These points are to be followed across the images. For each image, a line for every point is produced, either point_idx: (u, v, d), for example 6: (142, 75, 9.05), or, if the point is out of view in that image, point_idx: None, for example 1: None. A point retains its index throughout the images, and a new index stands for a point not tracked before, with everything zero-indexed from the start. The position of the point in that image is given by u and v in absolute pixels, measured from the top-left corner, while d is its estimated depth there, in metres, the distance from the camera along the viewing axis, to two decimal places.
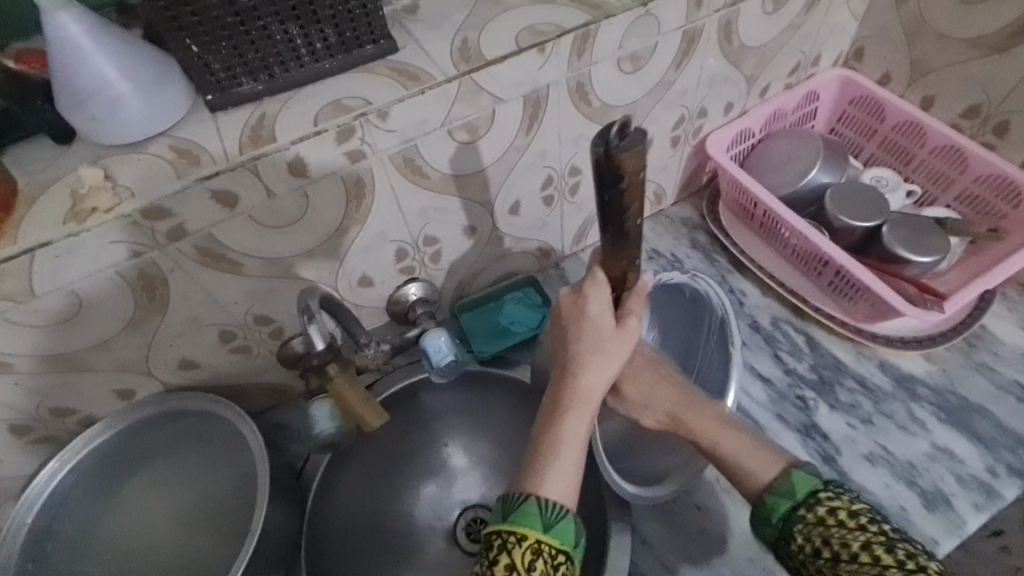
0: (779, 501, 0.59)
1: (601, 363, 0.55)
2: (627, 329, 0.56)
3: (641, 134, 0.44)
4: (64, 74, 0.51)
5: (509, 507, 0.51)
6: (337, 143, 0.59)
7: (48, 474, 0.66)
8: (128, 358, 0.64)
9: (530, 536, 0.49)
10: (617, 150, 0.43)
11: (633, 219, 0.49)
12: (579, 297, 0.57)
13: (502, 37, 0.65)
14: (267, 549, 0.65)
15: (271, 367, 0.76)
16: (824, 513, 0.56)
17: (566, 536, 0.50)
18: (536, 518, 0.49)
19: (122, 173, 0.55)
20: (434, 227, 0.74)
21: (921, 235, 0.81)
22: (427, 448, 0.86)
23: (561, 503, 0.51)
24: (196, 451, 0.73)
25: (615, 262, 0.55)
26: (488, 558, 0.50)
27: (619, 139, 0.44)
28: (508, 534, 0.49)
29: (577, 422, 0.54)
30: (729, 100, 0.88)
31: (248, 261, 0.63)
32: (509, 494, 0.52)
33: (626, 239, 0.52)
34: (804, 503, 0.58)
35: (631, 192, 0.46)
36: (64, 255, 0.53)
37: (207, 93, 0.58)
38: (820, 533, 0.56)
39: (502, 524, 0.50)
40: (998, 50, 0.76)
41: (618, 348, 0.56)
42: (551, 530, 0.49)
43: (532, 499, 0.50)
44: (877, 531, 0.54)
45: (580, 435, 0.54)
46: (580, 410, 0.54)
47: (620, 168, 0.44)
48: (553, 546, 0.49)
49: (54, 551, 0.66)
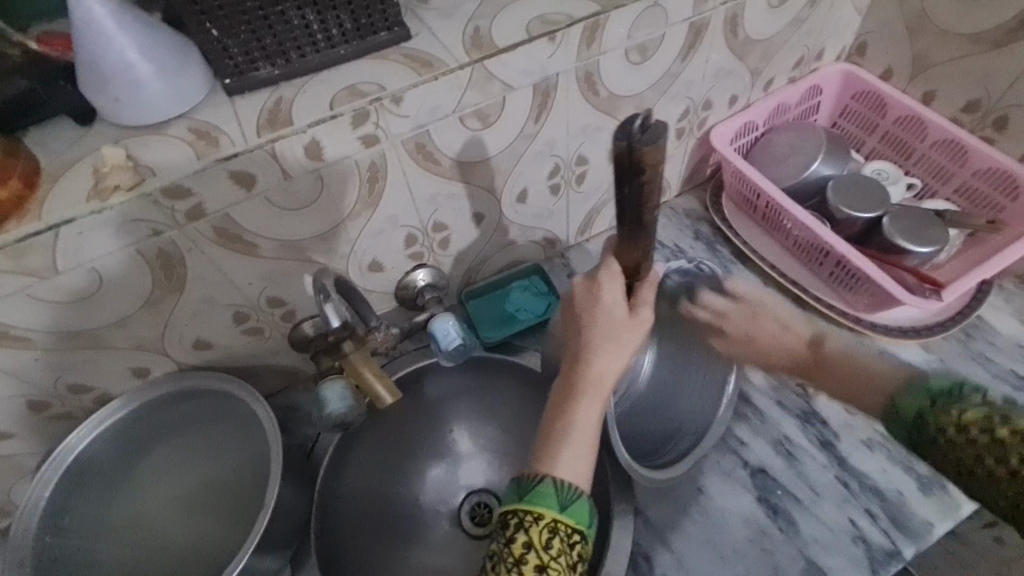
0: (908, 410, 0.61)
1: (614, 349, 0.57)
2: (640, 316, 0.59)
3: (661, 129, 0.46)
4: (89, 55, 0.52)
5: (525, 487, 0.52)
6: (352, 127, 0.60)
7: (68, 447, 0.67)
8: (145, 336, 0.66)
9: (546, 516, 0.50)
10: (640, 143, 0.45)
11: (651, 210, 0.52)
12: (593, 285, 0.60)
13: (514, 27, 0.66)
14: (278, 526, 0.66)
15: (283, 349, 0.78)
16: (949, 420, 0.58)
17: (581, 516, 0.51)
18: (552, 499, 0.50)
19: (143, 154, 0.56)
20: (444, 214, 0.76)
21: (921, 226, 0.82)
22: (434, 432, 0.88)
23: (576, 483, 0.52)
24: (207, 431, 0.74)
25: (629, 252, 0.57)
26: (505, 537, 0.50)
27: (641, 132, 0.45)
28: (525, 512, 0.50)
29: (591, 404, 0.55)
30: (734, 92, 0.89)
31: (264, 242, 0.64)
32: (524, 476, 0.53)
33: (639, 232, 0.54)
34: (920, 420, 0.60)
35: (651, 184, 0.48)
36: (86, 231, 0.54)
37: (225, 77, 0.59)
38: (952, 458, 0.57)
39: (520, 503, 0.51)
40: (998, 46, 0.77)
41: (631, 338, 0.58)
42: (567, 509, 0.50)
43: (547, 480, 0.51)
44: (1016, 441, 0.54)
45: (593, 417, 0.55)
46: (594, 393, 0.55)
47: (640, 161, 0.46)
48: (570, 525, 0.50)
49: (67, 525, 0.67)
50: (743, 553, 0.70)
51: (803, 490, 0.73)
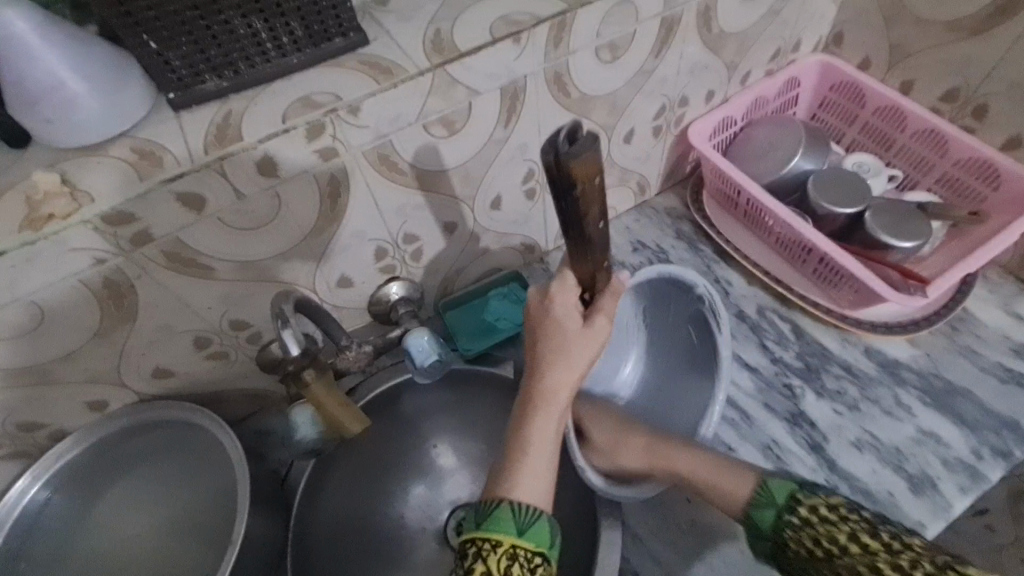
0: (765, 513, 0.63)
1: (568, 360, 0.54)
2: (594, 328, 0.55)
3: (591, 139, 0.43)
4: (14, 77, 0.49)
5: (482, 514, 0.50)
6: (307, 141, 0.57)
7: (20, 490, 0.64)
8: (99, 368, 0.62)
9: (503, 542, 0.48)
10: (567, 157, 0.43)
11: (594, 224, 0.50)
12: (545, 297, 0.57)
13: (476, 28, 0.63)
14: (253, 558, 0.64)
15: (251, 373, 0.74)
16: (807, 513, 0.60)
17: (541, 538, 0.49)
18: (509, 524, 0.48)
19: (80, 178, 0.52)
20: (414, 225, 0.73)
21: (902, 219, 0.81)
22: (416, 449, 0.85)
23: (535, 505, 0.50)
24: (172, 464, 0.71)
25: (583, 264, 0.54)
26: (464, 566, 0.49)
27: (568, 143, 0.43)
28: (483, 541, 0.48)
29: (546, 423, 0.53)
30: (710, 88, 0.87)
31: (220, 264, 0.61)
32: (482, 501, 0.51)
33: (590, 244, 0.51)
34: (786, 508, 0.62)
35: (586, 197, 0.46)
36: (20, 264, 0.50)
37: (169, 91, 0.56)
38: (808, 534, 0.60)
39: (477, 531, 0.49)
40: (976, 33, 0.76)
41: (585, 348, 0.55)
42: (525, 533, 0.48)
43: (503, 503, 0.49)
44: (858, 519, 0.59)
45: (549, 435, 0.53)
46: (547, 409, 0.53)
47: (572, 175, 0.44)
48: (529, 550, 0.48)
49: (25, 570, 0.64)
50: (732, 562, 0.68)
51: None
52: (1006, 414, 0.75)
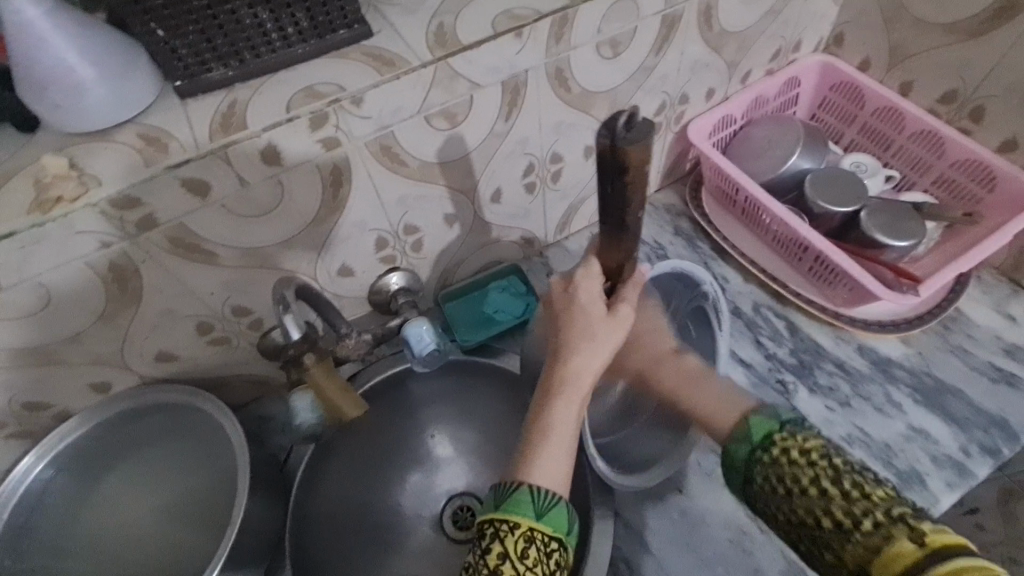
0: (739, 447, 0.56)
1: (591, 346, 0.55)
2: (619, 316, 0.57)
3: (647, 126, 0.44)
4: (24, 61, 0.49)
5: (500, 498, 0.50)
6: (311, 131, 0.58)
7: (23, 470, 0.65)
8: (103, 350, 0.63)
9: (522, 525, 0.48)
10: (623, 142, 0.44)
11: (634, 212, 0.51)
12: (569, 286, 0.59)
13: (479, 22, 0.64)
14: (251, 541, 0.65)
15: (252, 359, 0.75)
16: (778, 453, 0.53)
17: (559, 522, 0.49)
18: (528, 507, 0.49)
19: (88, 162, 0.53)
20: (414, 216, 0.74)
21: (897, 219, 0.82)
22: (413, 438, 0.86)
23: (553, 490, 0.50)
24: (174, 448, 0.72)
25: (611, 253, 0.56)
26: (481, 547, 0.49)
27: (626, 128, 0.44)
28: (500, 522, 0.49)
29: (568, 407, 0.53)
30: (710, 86, 0.87)
31: (224, 250, 0.62)
32: (499, 485, 0.52)
33: (624, 231, 0.53)
34: (761, 445, 0.54)
35: (633, 187, 0.47)
36: (28, 246, 0.51)
37: (176, 79, 0.57)
38: (774, 473, 0.52)
39: (494, 513, 0.50)
40: (974, 36, 0.76)
41: (607, 335, 0.56)
42: (543, 517, 0.49)
43: (525, 487, 0.50)
44: (827, 465, 0.50)
45: (569, 421, 0.53)
46: (570, 395, 0.54)
47: (623, 158, 0.44)
48: (546, 534, 0.49)
49: (29, 548, 0.65)
50: (721, 553, 0.70)
51: None
52: (995, 413, 0.76)
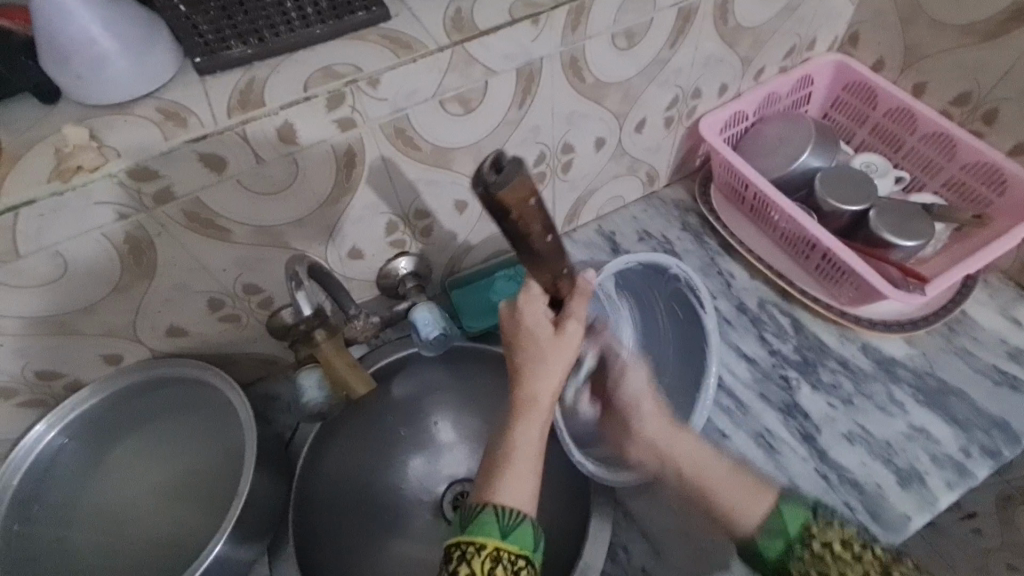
0: (774, 541, 0.56)
1: (544, 368, 0.56)
2: (567, 333, 0.57)
3: (516, 163, 0.44)
4: (49, 32, 0.50)
5: (467, 519, 0.51)
6: (327, 110, 0.58)
7: (37, 435, 0.66)
8: (115, 322, 0.64)
9: (488, 544, 0.49)
10: (495, 186, 0.44)
11: (541, 239, 0.51)
12: (514, 310, 0.58)
13: (496, 8, 0.64)
14: (255, 516, 0.66)
15: (261, 338, 0.76)
16: (819, 548, 0.54)
17: (524, 541, 0.50)
18: (492, 527, 0.50)
19: (108, 134, 0.54)
20: (425, 201, 0.74)
21: (907, 219, 0.82)
22: (417, 423, 0.87)
23: (518, 508, 0.51)
24: (182, 421, 0.73)
25: (540, 276, 0.56)
26: (449, 569, 0.50)
27: (495, 171, 0.44)
28: (467, 544, 0.50)
29: (529, 430, 0.54)
30: (723, 81, 0.88)
31: (238, 227, 0.63)
32: (465, 507, 0.53)
33: (542, 257, 0.53)
34: (798, 540, 0.55)
35: (524, 221, 0.47)
36: (47, 214, 0.52)
37: (196, 56, 0.57)
38: (818, 570, 0.53)
39: (461, 535, 0.50)
40: (990, 37, 0.76)
41: (559, 354, 0.56)
42: (509, 536, 0.50)
43: (487, 508, 0.51)
44: (871, 559, 0.53)
45: (532, 441, 0.54)
46: (531, 417, 0.55)
47: (501, 203, 0.44)
48: (512, 552, 0.50)
49: (38, 513, 0.66)
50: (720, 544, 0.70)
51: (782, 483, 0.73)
52: (998, 415, 0.76)
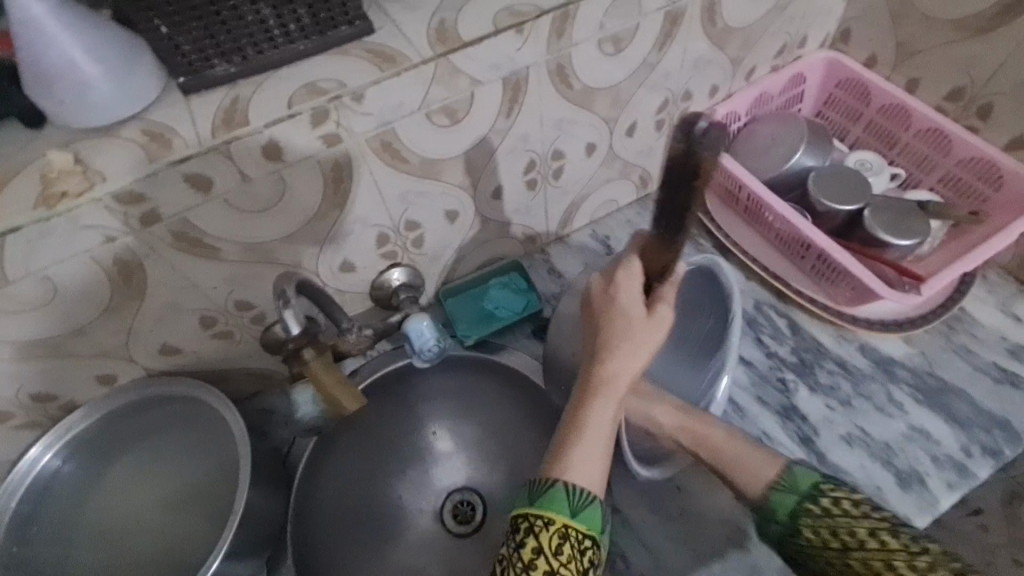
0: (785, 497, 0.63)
1: (630, 349, 0.55)
2: (659, 316, 0.56)
3: (721, 135, 0.45)
4: (30, 58, 0.50)
5: (536, 492, 0.52)
6: (312, 126, 0.58)
7: (33, 457, 0.67)
8: (109, 343, 0.65)
9: (556, 522, 0.50)
10: (701, 149, 0.45)
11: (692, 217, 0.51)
12: (610, 285, 0.58)
13: (480, 18, 0.64)
14: (251, 531, 0.66)
15: (256, 353, 0.76)
16: (828, 504, 0.60)
17: (593, 521, 0.51)
18: (564, 504, 0.50)
19: (93, 158, 0.54)
20: (416, 212, 0.74)
21: (902, 218, 0.81)
22: (415, 433, 0.87)
23: (589, 490, 0.51)
24: (177, 439, 0.73)
25: (658, 256, 0.56)
26: (515, 540, 0.51)
27: (703, 134, 0.45)
28: (536, 517, 0.50)
29: (605, 407, 0.54)
30: (714, 82, 0.87)
31: (226, 245, 0.63)
32: (535, 481, 0.53)
33: (680, 235, 0.53)
34: (808, 496, 0.62)
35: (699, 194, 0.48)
36: (35, 239, 0.52)
37: (179, 75, 0.57)
38: (825, 525, 0.59)
39: (530, 508, 0.51)
40: (983, 31, 0.75)
41: (647, 337, 0.56)
42: (578, 515, 0.50)
43: (560, 483, 0.51)
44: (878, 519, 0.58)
45: (606, 419, 0.54)
46: (607, 396, 0.54)
47: (701, 169, 0.46)
48: (580, 531, 0.50)
49: (36, 533, 0.67)
50: (717, 549, 0.70)
51: None
52: (998, 413, 0.75)
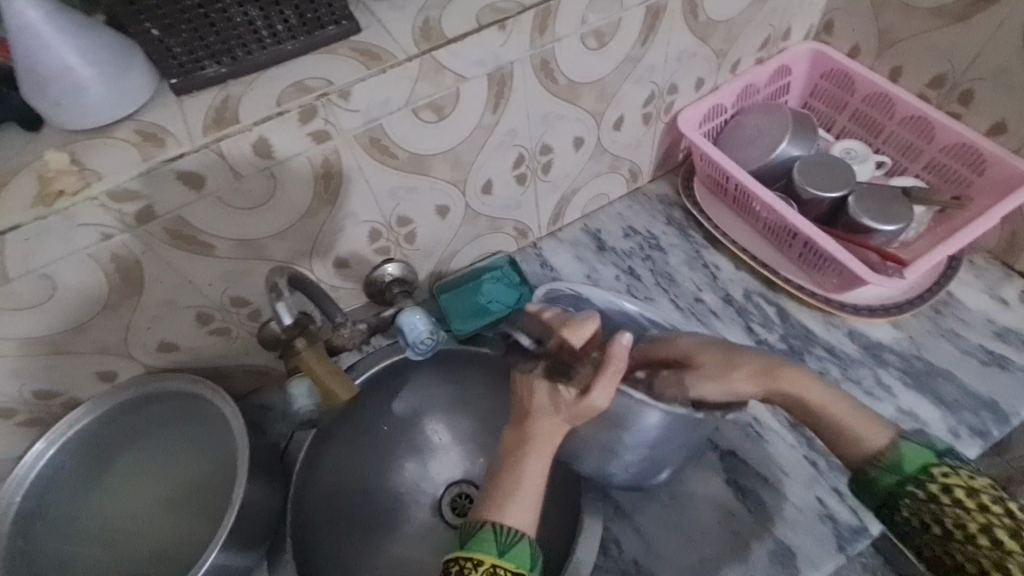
0: (886, 476, 0.58)
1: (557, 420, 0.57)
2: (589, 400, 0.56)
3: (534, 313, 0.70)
4: (26, 62, 0.52)
5: (467, 534, 0.55)
6: (301, 124, 0.60)
7: (36, 453, 0.68)
8: (108, 340, 0.66)
9: (485, 562, 0.53)
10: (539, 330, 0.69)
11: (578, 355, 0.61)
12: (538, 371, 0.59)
13: (463, 16, 0.65)
14: (246, 527, 0.66)
15: (253, 349, 0.78)
16: (940, 490, 0.56)
17: (522, 559, 0.53)
18: (491, 544, 0.53)
19: (89, 158, 0.56)
20: (407, 208, 0.76)
21: (887, 204, 0.82)
22: (412, 426, 0.88)
23: (518, 528, 0.54)
24: (176, 437, 0.74)
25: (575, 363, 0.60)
26: None
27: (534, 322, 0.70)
28: (466, 560, 0.53)
29: (535, 470, 0.56)
30: (699, 75, 0.88)
31: (220, 241, 0.64)
32: (468, 523, 0.56)
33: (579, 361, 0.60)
34: (914, 479, 0.57)
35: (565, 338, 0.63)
36: (34, 238, 0.54)
37: (172, 77, 0.59)
38: (931, 509, 0.56)
39: (461, 551, 0.54)
40: (960, 19, 0.77)
41: (576, 414, 0.56)
42: (506, 554, 0.53)
43: (488, 525, 0.54)
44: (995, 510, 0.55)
45: (538, 477, 0.56)
46: (538, 460, 0.56)
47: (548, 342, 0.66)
48: (509, 570, 0.53)
49: (40, 529, 0.68)
50: (710, 536, 0.71)
51: (771, 471, 0.74)
52: (985, 395, 0.76)
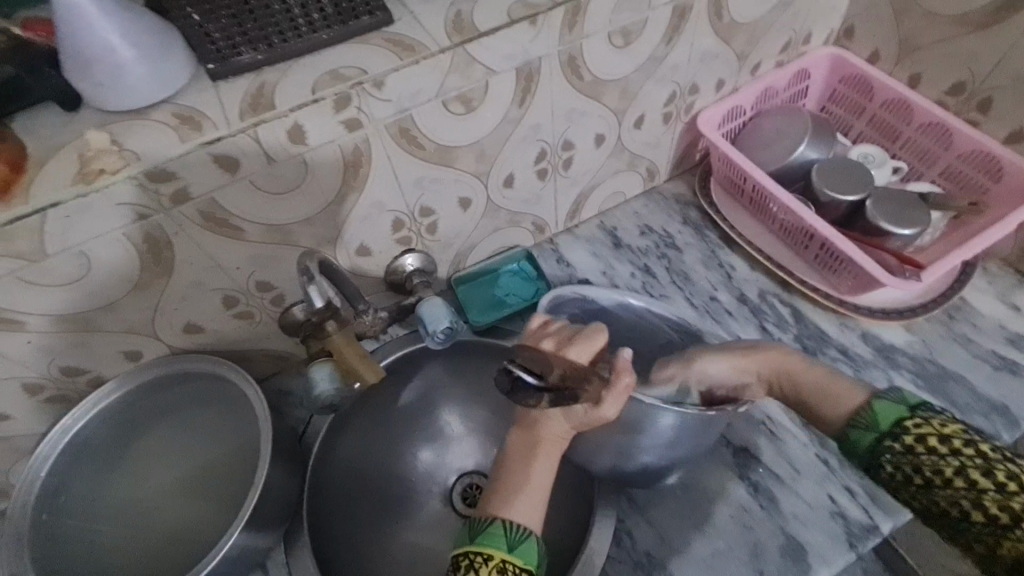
0: (863, 434, 0.55)
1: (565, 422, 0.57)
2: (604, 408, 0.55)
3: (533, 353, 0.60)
4: (71, 43, 0.53)
5: (476, 530, 0.54)
6: (334, 112, 0.61)
7: (63, 428, 0.69)
8: (136, 319, 0.67)
9: (495, 557, 0.52)
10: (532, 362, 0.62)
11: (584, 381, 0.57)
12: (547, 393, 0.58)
13: (494, 10, 0.66)
14: (266, 508, 0.68)
15: (274, 334, 0.79)
16: (912, 441, 0.52)
17: (529, 555, 0.53)
18: (501, 539, 0.52)
19: (127, 139, 0.57)
20: (430, 198, 0.76)
21: (905, 208, 0.83)
22: (426, 416, 0.89)
23: (525, 524, 0.53)
24: (197, 418, 0.75)
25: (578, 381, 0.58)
26: None
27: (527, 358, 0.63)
28: (475, 554, 0.52)
29: (543, 467, 0.56)
30: (720, 76, 0.89)
31: (249, 226, 0.65)
32: (475, 518, 0.55)
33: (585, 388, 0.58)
34: (889, 434, 0.54)
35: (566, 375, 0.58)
36: (73, 215, 0.55)
37: (209, 62, 0.60)
38: (909, 462, 0.52)
39: (470, 545, 0.53)
40: (982, 27, 0.77)
41: (587, 417, 0.56)
42: (516, 549, 0.52)
43: (498, 521, 0.53)
44: (971, 453, 0.51)
45: (546, 475, 0.56)
46: (545, 457, 0.57)
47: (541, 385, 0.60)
48: (518, 566, 0.52)
49: (64, 504, 0.69)
50: (722, 530, 0.71)
51: (783, 468, 0.75)
52: (997, 399, 0.77)
